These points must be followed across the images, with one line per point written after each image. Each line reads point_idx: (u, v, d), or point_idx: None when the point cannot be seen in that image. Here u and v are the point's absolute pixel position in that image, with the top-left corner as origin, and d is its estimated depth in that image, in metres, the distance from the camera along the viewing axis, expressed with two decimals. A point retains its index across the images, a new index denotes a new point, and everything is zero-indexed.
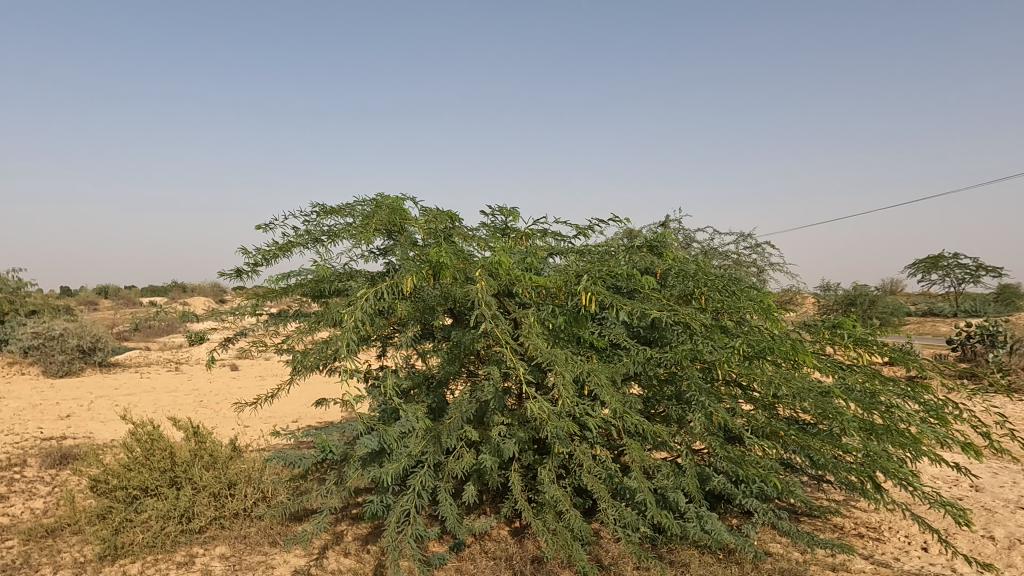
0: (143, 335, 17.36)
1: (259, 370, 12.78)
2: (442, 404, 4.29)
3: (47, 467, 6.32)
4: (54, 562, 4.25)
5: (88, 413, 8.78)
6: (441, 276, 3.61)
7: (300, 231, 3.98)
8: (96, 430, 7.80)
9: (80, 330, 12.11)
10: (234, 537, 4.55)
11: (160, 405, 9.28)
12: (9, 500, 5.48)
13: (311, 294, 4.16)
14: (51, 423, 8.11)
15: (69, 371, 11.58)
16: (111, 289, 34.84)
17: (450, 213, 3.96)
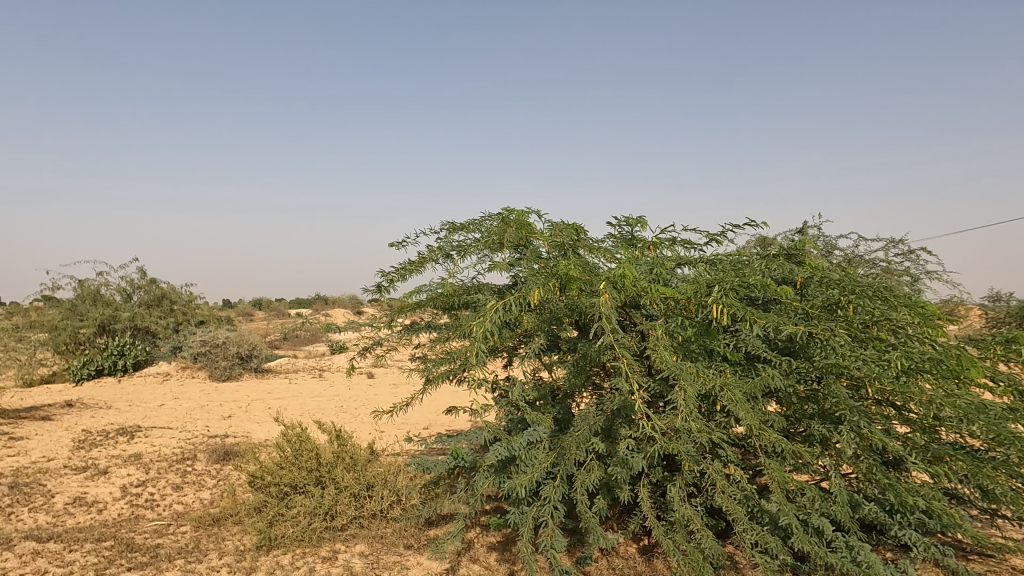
0: (291, 344, 18.89)
1: (393, 378, 13.46)
2: (568, 417, 4.31)
3: (213, 462, 7.03)
4: (219, 548, 4.70)
5: (246, 414, 9.68)
6: (568, 289, 3.62)
7: (432, 248, 4.16)
8: (253, 430, 8.58)
9: (239, 338, 13.38)
10: (372, 537, 4.81)
11: (307, 409, 10.03)
12: (183, 490, 6.15)
13: (442, 307, 4.33)
14: (216, 422, 9.04)
15: (231, 375, 12.84)
16: (266, 301, 38.37)
17: (576, 226, 3.96)
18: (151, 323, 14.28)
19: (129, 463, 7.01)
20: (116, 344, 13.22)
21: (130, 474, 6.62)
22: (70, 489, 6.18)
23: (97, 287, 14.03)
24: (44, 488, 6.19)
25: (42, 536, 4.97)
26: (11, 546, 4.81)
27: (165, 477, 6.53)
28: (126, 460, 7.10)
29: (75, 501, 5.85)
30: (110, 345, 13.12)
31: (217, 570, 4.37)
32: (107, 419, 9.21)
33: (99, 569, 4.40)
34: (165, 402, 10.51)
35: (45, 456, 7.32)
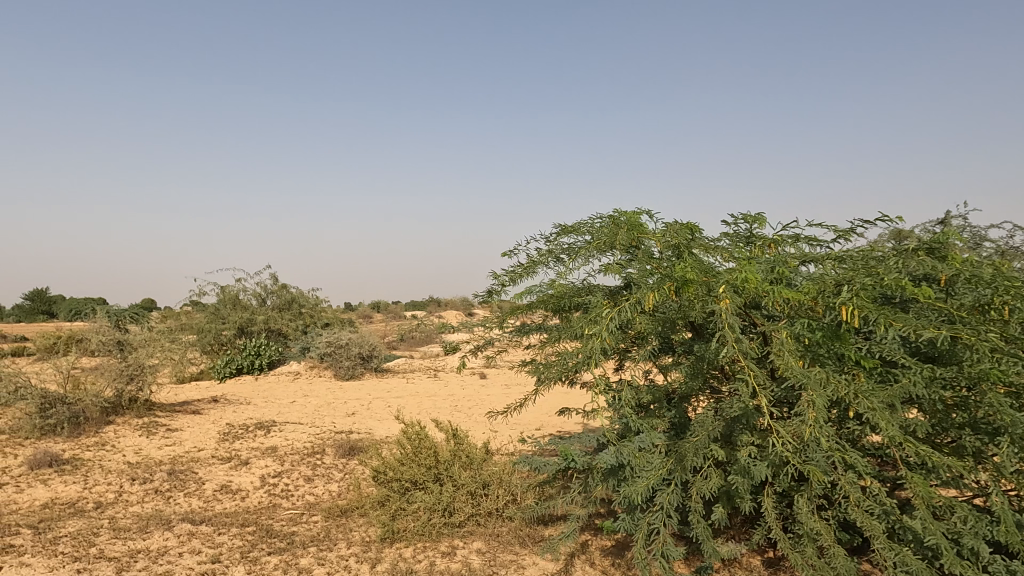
0: (407, 345, 19.71)
1: (505, 378, 13.67)
2: (684, 421, 4.20)
3: (340, 456, 7.47)
4: (347, 538, 4.99)
5: (368, 411, 10.21)
6: (683, 291, 3.51)
7: (542, 251, 4.19)
8: (375, 427, 9.03)
9: (361, 339, 14.12)
10: (489, 535, 4.92)
11: (423, 408, 10.42)
12: (314, 482, 6.59)
13: (552, 309, 4.34)
14: (342, 419, 9.59)
15: (354, 374, 13.59)
16: (384, 304, 40.31)
17: (690, 225, 3.85)
18: (282, 325, 15.40)
19: (266, 455, 7.60)
20: (254, 345, 14.38)
21: (268, 465, 7.18)
22: (218, 477, 6.80)
23: (236, 292, 15.36)
24: (196, 476, 6.85)
25: (195, 519, 5.50)
26: (171, 527, 5.36)
27: (298, 469, 7.03)
28: (263, 453, 7.70)
29: (222, 488, 6.43)
30: (248, 345, 14.29)
31: (346, 559, 4.64)
32: (247, 413, 10.04)
33: (244, 552, 4.80)
34: (296, 399, 11.31)
35: (196, 447, 8.09)
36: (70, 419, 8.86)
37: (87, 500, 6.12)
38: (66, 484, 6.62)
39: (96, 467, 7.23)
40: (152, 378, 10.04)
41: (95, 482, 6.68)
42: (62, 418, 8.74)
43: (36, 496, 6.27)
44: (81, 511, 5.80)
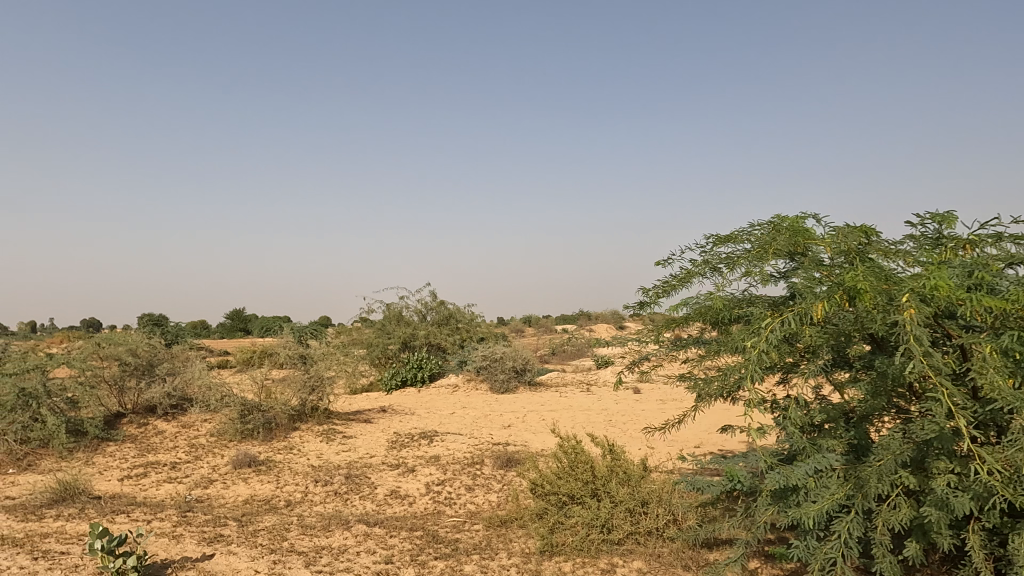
0: (559, 359, 19.87)
1: (660, 393, 13.29)
2: (866, 443, 3.82)
3: (498, 467, 7.69)
4: (508, 548, 5.11)
5: (523, 424, 10.41)
6: (859, 301, 3.21)
7: (698, 262, 4.05)
8: (531, 440, 9.20)
9: (514, 353, 14.46)
10: (649, 555, 4.78)
11: (578, 422, 10.43)
12: (474, 491, 6.83)
13: (710, 321, 4.16)
14: (499, 431, 9.88)
15: (508, 388, 13.96)
16: (535, 318, 41.05)
17: (864, 228, 3.53)
18: (441, 339, 16.22)
19: (430, 463, 8.02)
20: (416, 359, 15.29)
21: (432, 473, 7.57)
22: (388, 483, 7.29)
23: (400, 308, 16.44)
24: (369, 480, 7.39)
25: (370, 521, 5.92)
26: (349, 527, 5.82)
27: (459, 478, 7.33)
28: (428, 461, 8.13)
29: (392, 493, 6.87)
30: (412, 359, 15.22)
31: (507, 568, 4.75)
32: (412, 423, 10.69)
33: (414, 555, 5.08)
34: (455, 411, 11.83)
35: (368, 453, 8.74)
36: (264, 425, 9.97)
37: (279, 497, 6.84)
38: (262, 482, 7.44)
39: (285, 468, 8.06)
40: (330, 389, 11.02)
41: (285, 482, 7.44)
42: (258, 423, 9.85)
43: (239, 492, 7.12)
44: (275, 508, 6.48)
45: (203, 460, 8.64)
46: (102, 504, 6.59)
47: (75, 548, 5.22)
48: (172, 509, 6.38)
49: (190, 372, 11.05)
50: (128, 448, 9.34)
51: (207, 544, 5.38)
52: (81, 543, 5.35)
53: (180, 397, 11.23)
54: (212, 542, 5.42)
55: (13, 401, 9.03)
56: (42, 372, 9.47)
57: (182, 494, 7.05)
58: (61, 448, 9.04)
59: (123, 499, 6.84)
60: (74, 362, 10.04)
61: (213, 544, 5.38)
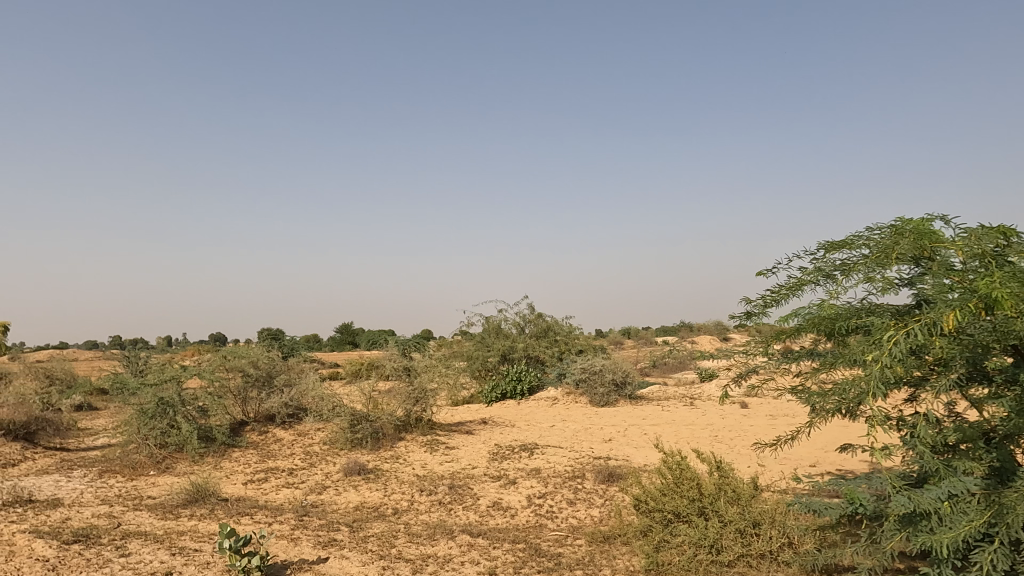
0: (660, 372, 19.37)
1: (770, 408, 12.63)
2: (1010, 466, 3.45)
3: (600, 482, 7.58)
4: (611, 565, 5.03)
5: (625, 438, 10.23)
6: (997, 309, 2.93)
7: (810, 269, 3.84)
8: (632, 455, 9.02)
9: (614, 366, 14.25)
10: None
11: (682, 437, 10.11)
12: (576, 505, 6.77)
13: (825, 332, 3.92)
14: (600, 445, 9.76)
15: (608, 401, 13.76)
16: (634, 330, 40.32)
17: (1002, 229, 3.21)
18: (540, 352, 16.27)
19: (531, 476, 8.04)
20: (516, 371, 15.41)
21: (533, 486, 7.58)
22: (490, 494, 7.37)
23: (499, 321, 16.65)
24: (472, 491, 7.51)
25: (473, 531, 6.01)
26: (453, 536, 5.93)
27: (560, 492, 7.29)
28: (529, 473, 8.16)
29: (494, 504, 6.95)
30: (511, 371, 15.36)
31: None
32: (512, 435, 10.77)
33: (517, 567, 5.10)
34: (556, 424, 11.80)
35: (470, 464, 8.90)
36: (373, 434, 10.40)
37: (387, 505, 7.09)
38: (371, 490, 7.75)
39: (392, 477, 8.35)
40: (433, 400, 11.33)
41: (392, 490, 7.71)
42: (366, 432, 10.28)
43: (350, 498, 7.45)
44: (384, 515, 6.72)
45: (317, 467, 9.12)
46: (229, 505, 7.10)
47: (206, 546, 5.66)
48: (290, 513, 6.78)
49: (305, 384, 11.73)
50: (251, 454, 10.02)
51: (322, 548, 5.66)
52: (212, 541, 5.78)
53: (296, 407, 11.93)
54: (326, 546, 5.70)
55: (154, 408, 9.94)
56: (178, 382, 10.36)
57: (299, 499, 7.47)
58: (194, 453, 9.85)
59: (247, 501, 7.34)
60: (204, 374, 10.92)
61: (327, 548, 5.66)
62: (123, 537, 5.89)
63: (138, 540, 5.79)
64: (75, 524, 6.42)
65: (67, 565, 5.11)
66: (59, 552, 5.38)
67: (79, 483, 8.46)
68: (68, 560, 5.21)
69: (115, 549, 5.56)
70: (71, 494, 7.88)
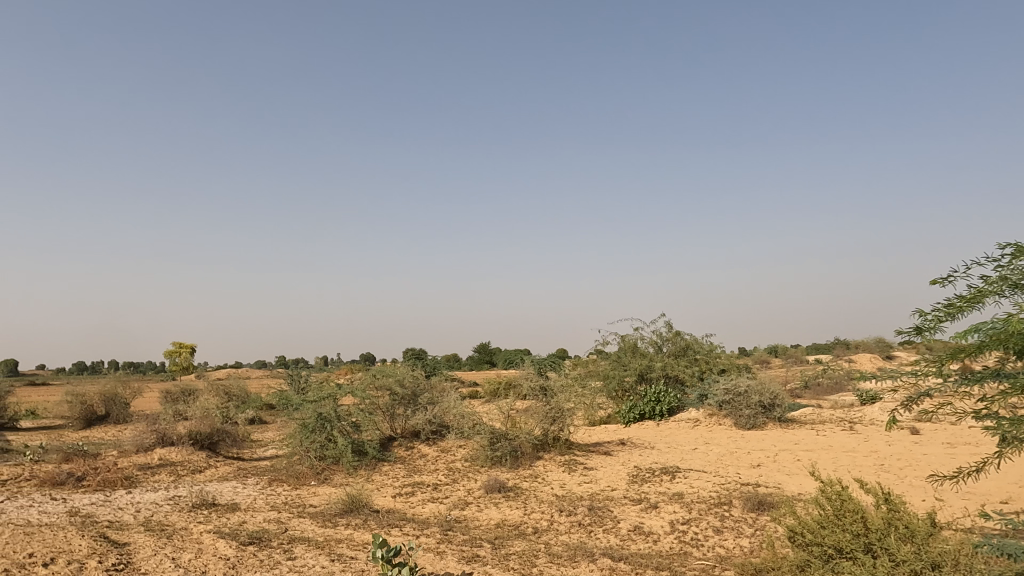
0: (813, 394, 17.95)
1: (948, 435, 11.26)
2: None
3: (748, 510, 7.14)
4: None
5: (775, 464, 9.58)
6: None
7: (992, 279, 3.39)
8: (784, 482, 8.42)
9: (761, 387, 13.43)
10: None
11: (841, 465, 9.29)
12: (723, 534, 6.43)
13: (1013, 350, 3.44)
14: (747, 470, 9.22)
15: (755, 424, 12.96)
16: (782, 348, 37.82)
17: None
18: (679, 372, 15.71)
19: (673, 501, 7.75)
20: (654, 391, 15.00)
21: (676, 511, 7.29)
22: (631, 517, 7.19)
23: (635, 340, 16.30)
24: (612, 514, 7.37)
25: (614, 555, 5.89)
26: (594, 559, 5.86)
27: (706, 519, 6.96)
28: (671, 498, 7.87)
29: (635, 529, 6.77)
30: (649, 391, 14.98)
31: None
32: (652, 457, 10.47)
33: None
34: (698, 447, 11.32)
35: (609, 486, 8.75)
36: (512, 453, 10.57)
37: (527, 524, 7.15)
38: (511, 508, 7.86)
39: (532, 496, 8.42)
40: (570, 420, 11.28)
41: (532, 509, 7.76)
42: (505, 451, 10.48)
43: (491, 515, 7.60)
44: (524, 533, 6.79)
45: (460, 483, 9.42)
46: (380, 516, 7.52)
47: (361, 554, 6.02)
48: (435, 527, 7.05)
49: (447, 401, 12.18)
50: (399, 468, 10.56)
51: (466, 563, 5.81)
52: (366, 550, 6.15)
53: (439, 424, 12.41)
54: (470, 561, 5.85)
55: (314, 423, 10.81)
56: (334, 400, 11.20)
57: (443, 513, 7.75)
58: (348, 466, 10.56)
59: (396, 514, 7.73)
60: (356, 392, 11.66)
61: (471, 562, 5.81)
62: (289, 541, 6.43)
63: (302, 545, 6.29)
64: (250, 527, 7.10)
65: (244, 564, 5.65)
66: (238, 552, 5.98)
67: (252, 490, 9.37)
68: (245, 559, 5.78)
69: (284, 552, 6.07)
70: (246, 499, 8.73)
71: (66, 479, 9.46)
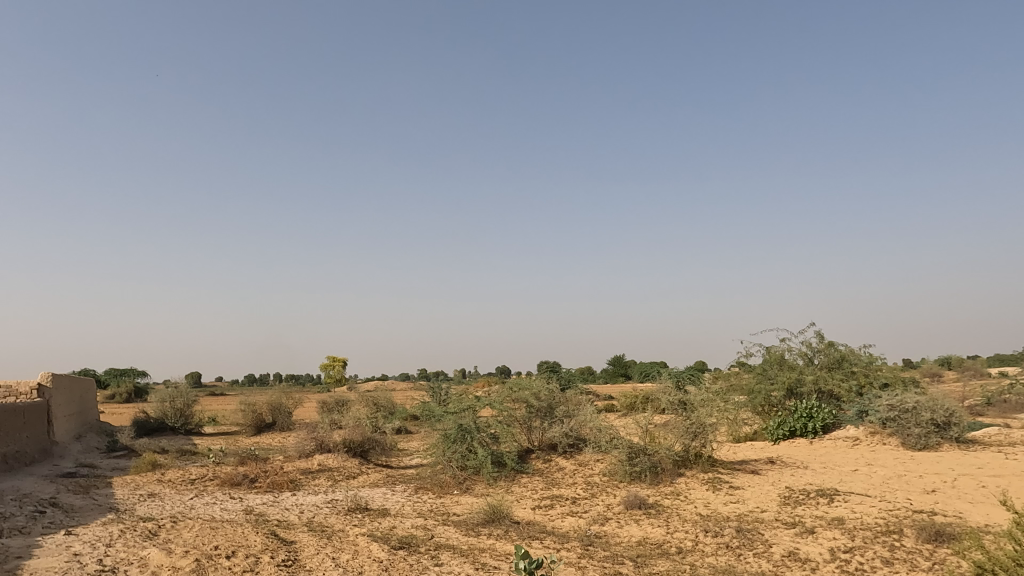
0: (999, 412, 15.80)
1: None
2: None
3: (923, 541, 6.41)
4: None
5: (954, 490, 8.53)
6: None
7: None
8: (967, 511, 7.48)
9: (933, 403, 12.04)
10: None
11: None
12: (893, 566, 5.82)
13: None
14: (920, 496, 8.29)
15: (927, 445, 11.63)
16: (956, 361, 33.81)
17: None
18: (834, 386, 14.51)
19: (833, 526, 7.13)
20: (805, 407, 13.97)
21: (836, 538, 6.71)
22: (784, 542, 6.71)
23: (782, 352, 15.29)
24: (762, 537, 6.93)
25: None
26: None
27: (872, 548, 6.34)
28: (829, 523, 7.25)
29: (790, 555, 6.30)
30: (799, 407, 13.97)
31: None
32: (806, 478, 9.73)
33: None
34: (860, 468, 10.36)
35: (758, 507, 8.24)
36: (651, 468, 10.30)
37: (670, 543, 6.90)
38: (653, 526, 7.63)
39: (674, 514, 8.13)
40: (713, 436, 10.76)
41: (674, 528, 7.49)
42: (645, 466, 10.23)
43: (632, 532, 7.44)
44: (667, 553, 6.56)
45: (599, 498, 9.30)
46: (521, 528, 7.62)
47: (504, 564, 6.13)
48: (576, 541, 7.01)
49: (583, 414, 12.08)
50: (538, 481, 10.65)
51: None
52: (509, 561, 6.24)
53: (576, 437, 12.35)
54: None
55: (455, 434, 11.21)
56: (473, 411, 11.62)
57: (583, 528, 7.68)
58: (489, 477, 10.81)
59: (536, 526, 7.79)
60: (495, 404, 12.06)
61: None
62: (436, 548, 6.69)
63: (448, 552, 6.51)
64: (400, 532, 7.48)
65: (396, 567, 5.96)
66: (389, 556, 6.31)
67: (401, 497, 9.87)
68: (396, 563, 6.08)
69: (432, 558, 6.32)
70: (395, 505, 9.22)
71: (242, 480, 10.52)
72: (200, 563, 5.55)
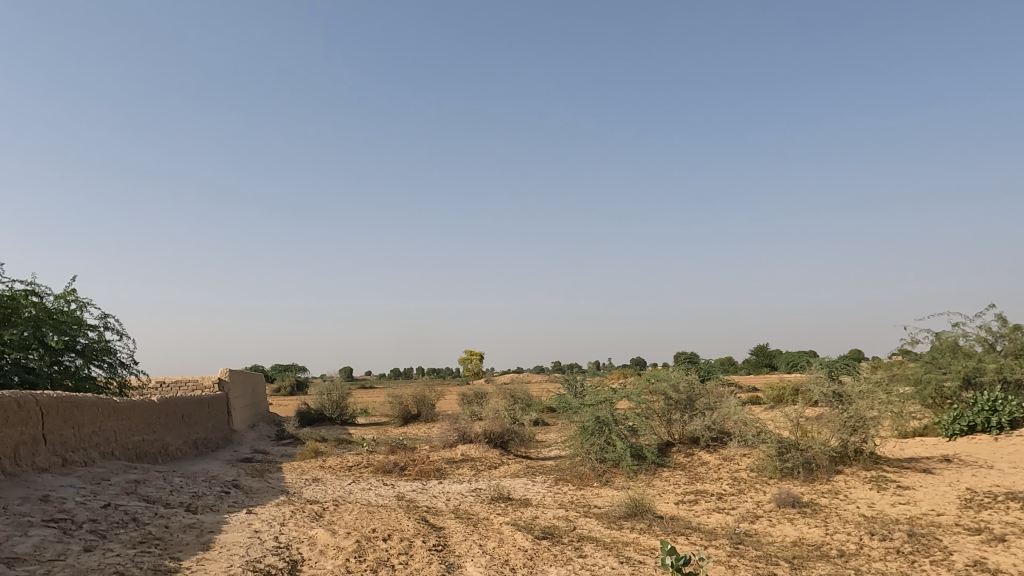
0: None
1: None
2: None
3: None
4: None
5: None
6: None
7: None
8: None
9: None
10: None
11: None
12: None
13: None
14: None
15: None
16: None
17: None
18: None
19: None
20: (987, 400, 12.39)
21: None
22: (968, 550, 6.00)
23: (956, 338, 13.72)
24: (940, 543, 6.24)
25: None
26: None
27: None
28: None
29: (975, 564, 5.63)
30: (979, 399, 12.44)
31: None
32: (992, 480, 8.64)
33: None
34: None
35: (934, 510, 7.43)
36: (805, 465, 9.64)
37: (830, 545, 6.42)
38: (810, 526, 7.14)
39: (833, 514, 7.54)
40: (875, 431, 9.83)
41: (835, 529, 6.96)
42: (797, 462, 9.59)
43: (786, 532, 7.00)
44: (828, 555, 6.12)
45: (747, 494, 8.86)
46: (665, 523, 7.42)
47: (649, 559, 6.03)
48: (724, 539, 6.72)
49: (726, 407, 11.44)
50: (680, 475, 10.33)
51: None
52: (654, 555, 6.13)
53: (719, 431, 11.83)
54: None
55: (593, 426, 11.18)
56: (610, 404, 11.51)
57: (731, 525, 7.36)
58: (629, 469, 10.64)
59: (681, 521, 7.57)
60: (632, 397, 11.90)
61: None
62: (579, 540, 6.69)
63: (592, 545, 6.51)
64: (542, 523, 7.57)
65: (541, 557, 6.05)
66: (534, 545, 6.42)
67: (541, 488, 10.00)
68: (540, 552, 6.18)
69: (575, 549, 6.35)
70: (536, 496, 9.35)
71: (393, 468, 11.19)
72: (361, 544, 5.97)
